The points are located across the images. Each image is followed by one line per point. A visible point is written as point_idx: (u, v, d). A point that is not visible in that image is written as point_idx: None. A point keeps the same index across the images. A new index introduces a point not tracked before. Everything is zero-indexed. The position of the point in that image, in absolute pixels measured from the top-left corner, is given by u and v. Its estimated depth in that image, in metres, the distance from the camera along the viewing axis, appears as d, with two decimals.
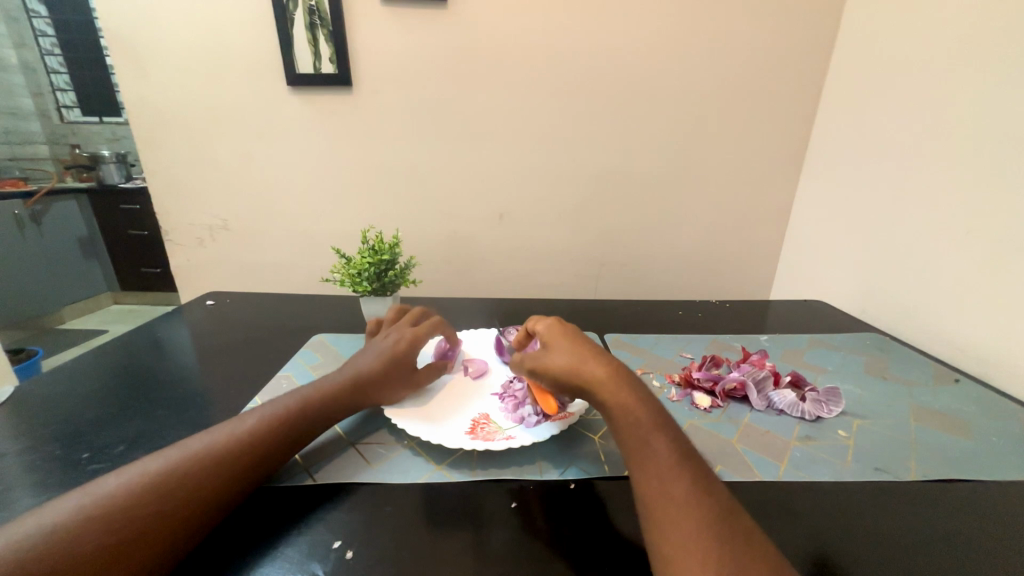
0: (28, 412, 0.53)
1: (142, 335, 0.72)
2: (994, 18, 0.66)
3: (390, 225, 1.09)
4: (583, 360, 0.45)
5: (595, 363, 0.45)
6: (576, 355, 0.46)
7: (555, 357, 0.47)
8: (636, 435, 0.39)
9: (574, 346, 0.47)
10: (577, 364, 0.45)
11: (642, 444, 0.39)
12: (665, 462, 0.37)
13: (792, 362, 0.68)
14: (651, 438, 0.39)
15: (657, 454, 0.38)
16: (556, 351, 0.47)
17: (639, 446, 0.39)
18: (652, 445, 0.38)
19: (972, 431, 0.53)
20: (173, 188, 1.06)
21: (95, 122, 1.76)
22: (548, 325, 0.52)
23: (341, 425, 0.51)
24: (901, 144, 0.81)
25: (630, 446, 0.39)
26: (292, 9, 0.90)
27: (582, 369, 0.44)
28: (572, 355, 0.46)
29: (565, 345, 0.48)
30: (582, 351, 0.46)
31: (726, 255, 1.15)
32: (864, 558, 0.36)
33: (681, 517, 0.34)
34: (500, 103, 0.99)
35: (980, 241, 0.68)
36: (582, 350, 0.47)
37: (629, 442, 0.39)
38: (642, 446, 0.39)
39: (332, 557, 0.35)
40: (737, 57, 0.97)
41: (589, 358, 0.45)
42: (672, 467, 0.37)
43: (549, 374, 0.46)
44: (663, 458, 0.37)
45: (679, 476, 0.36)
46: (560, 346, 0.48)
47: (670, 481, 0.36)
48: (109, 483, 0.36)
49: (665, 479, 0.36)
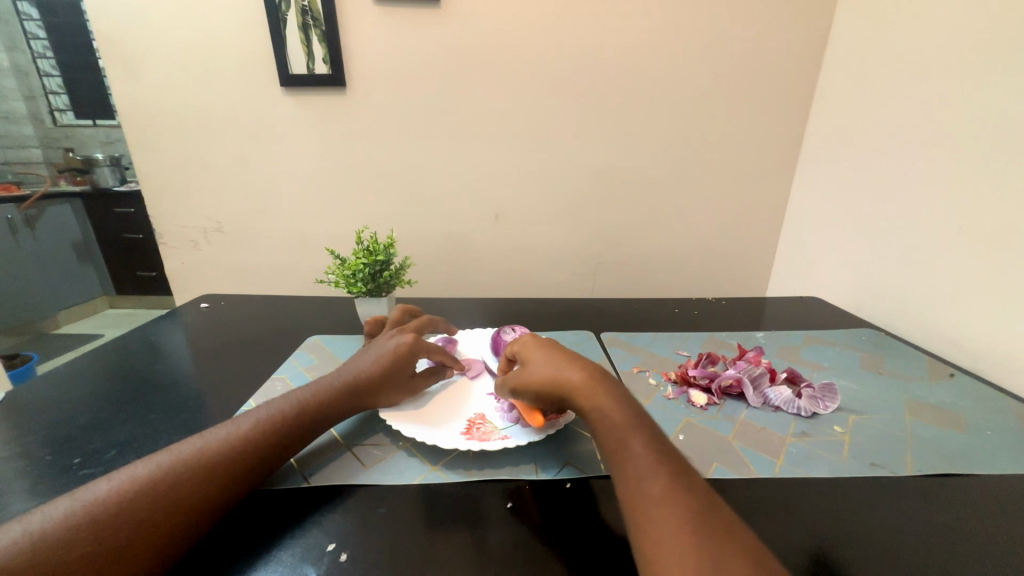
0: (20, 417, 0.52)
1: (136, 339, 0.71)
2: (987, 14, 0.66)
3: (386, 226, 1.09)
4: (559, 369, 0.45)
5: (571, 370, 0.44)
6: (553, 365, 0.46)
7: (533, 370, 0.46)
8: (613, 437, 0.39)
9: (550, 355, 0.47)
10: (555, 374, 0.45)
11: (619, 445, 0.39)
12: (644, 461, 0.37)
13: (787, 358, 0.68)
14: (628, 438, 0.39)
15: (634, 453, 0.38)
16: (533, 364, 0.47)
17: (618, 448, 0.39)
18: (629, 445, 0.38)
19: (965, 424, 0.53)
20: (167, 191, 1.05)
21: (89, 124, 1.70)
22: (522, 340, 0.51)
23: (338, 429, 0.51)
24: (894, 140, 0.81)
25: (609, 448, 0.39)
26: (285, 10, 0.89)
27: (559, 378, 0.44)
28: (548, 366, 0.46)
29: (541, 356, 0.47)
30: (558, 360, 0.46)
31: (724, 252, 1.15)
32: (861, 555, 0.36)
33: (660, 516, 0.33)
34: (495, 102, 0.99)
35: (976, 238, 0.68)
36: (558, 357, 0.46)
37: (608, 446, 0.39)
38: (619, 447, 0.39)
39: (326, 560, 0.35)
40: (731, 54, 0.97)
41: (565, 365, 0.45)
42: (651, 467, 0.37)
43: (531, 391, 0.46)
44: (640, 457, 0.37)
45: (658, 474, 0.36)
46: (536, 357, 0.48)
47: (648, 481, 0.36)
48: (99, 489, 0.36)
49: (643, 479, 0.36)
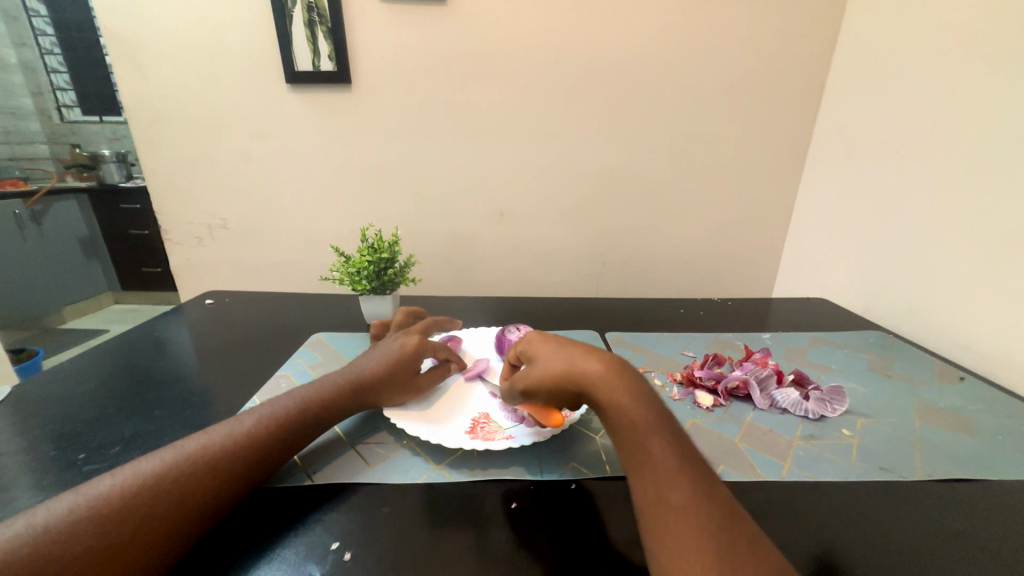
0: (24, 414, 0.52)
1: (141, 336, 0.71)
2: (999, 14, 0.65)
3: (390, 224, 1.09)
4: (574, 362, 0.43)
5: (586, 362, 0.42)
6: (567, 358, 0.43)
7: (544, 365, 0.44)
8: (633, 439, 0.38)
9: (562, 348, 0.45)
10: (569, 368, 0.43)
11: (640, 448, 0.38)
12: (664, 465, 0.36)
13: (794, 360, 0.68)
14: (647, 440, 0.38)
15: (656, 458, 0.37)
16: (544, 358, 0.45)
17: (637, 450, 0.38)
18: (649, 448, 0.37)
19: (975, 428, 0.53)
20: (174, 187, 1.05)
21: (95, 121, 1.66)
22: (528, 338, 0.49)
23: (342, 425, 0.51)
24: (903, 141, 0.80)
25: (627, 449, 0.38)
26: (290, 6, 0.89)
27: (575, 371, 0.42)
28: (562, 359, 0.44)
29: (552, 350, 0.45)
30: (572, 352, 0.44)
31: (730, 252, 1.14)
32: (870, 561, 0.35)
33: (679, 524, 0.33)
34: (500, 100, 0.98)
35: (986, 241, 0.67)
36: (571, 350, 0.44)
37: (626, 445, 0.38)
38: (641, 450, 0.37)
39: (329, 558, 0.35)
40: (740, 52, 0.96)
41: (579, 358, 0.43)
42: (672, 472, 0.36)
43: (544, 387, 0.44)
44: (662, 462, 0.36)
45: (678, 481, 0.35)
46: (546, 352, 0.45)
47: (668, 488, 0.35)
48: (100, 486, 0.36)
49: (664, 485, 0.35)
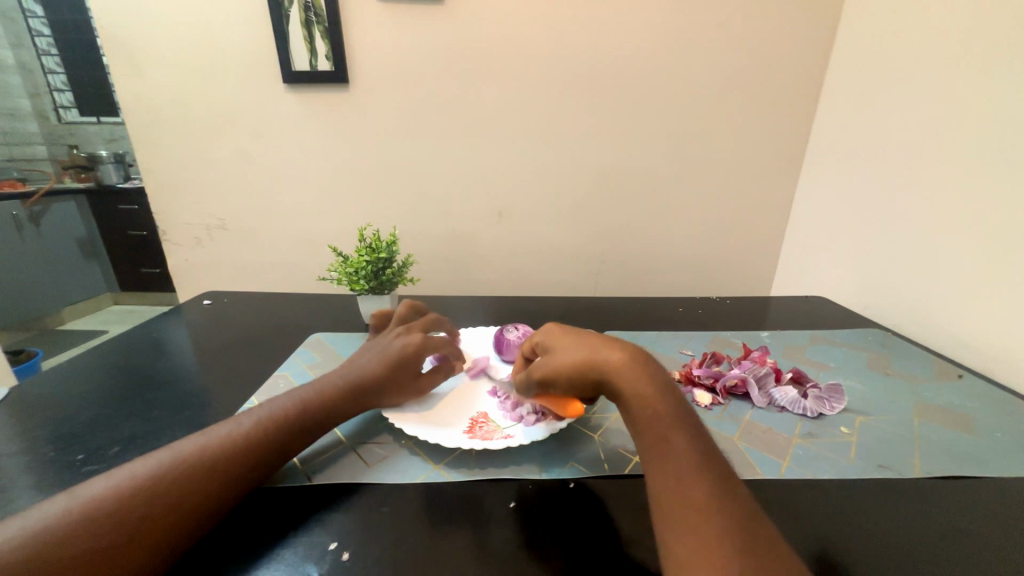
0: (22, 415, 0.52)
1: (139, 337, 0.71)
2: (996, 11, 0.65)
3: (388, 224, 1.09)
4: (596, 351, 0.43)
5: (608, 352, 0.43)
6: (587, 348, 0.44)
7: (563, 355, 0.44)
8: (654, 431, 0.38)
9: (582, 339, 0.45)
10: (590, 357, 0.43)
11: (662, 441, 0.38)
12: (685, 460, 0.36)
13: (792, 358, 0.68)
14: (670, 434, 0.38)
15: (678, 452, 0.37)
16: (564, 349, 0.45)
17: (659, 443, 0.38)
18: (671, 441, 0.37)
19: (973, 425, 0.53)
20: (171, 188, 1.05)
21: (93, 122, 1.63)
22: (545, 330, 0.49)
23: (342, 429, 0.50)
24: (901, 138, 0.80)
25: (648, 441, 0.38)
26: (287, 6, 0.89)
27: (597, 360, 0.42)
28: (582, 349, 0.44)
29: (571, 341, 0.45)
30: (592, 342, 0.44)
31: (728, 250, 1.14)
32: (869, 558, 0.35)
33: (699, 520, 0.33)
34: (498, 99, 0.98)
35: (984, 238, 0.67)
36: (591, 341, 0.44)
37: (647, 437, 0.38)
38: (663, 443, 0.37)
39: (328, 558, 0.35)
40: (738, 50, 0.96)
41: (600, 348, 0.43)
42: (693, 466, 0.36)
43: (564, 376, 0.43)
44: (684, 456, 0.36)
45: (699, 477, 0.35)
46: (565, 343, 0.45)
47: (689, 482, 0.35)
48: (95, 487, 0.36)
49: (684, 480, 0.35)
